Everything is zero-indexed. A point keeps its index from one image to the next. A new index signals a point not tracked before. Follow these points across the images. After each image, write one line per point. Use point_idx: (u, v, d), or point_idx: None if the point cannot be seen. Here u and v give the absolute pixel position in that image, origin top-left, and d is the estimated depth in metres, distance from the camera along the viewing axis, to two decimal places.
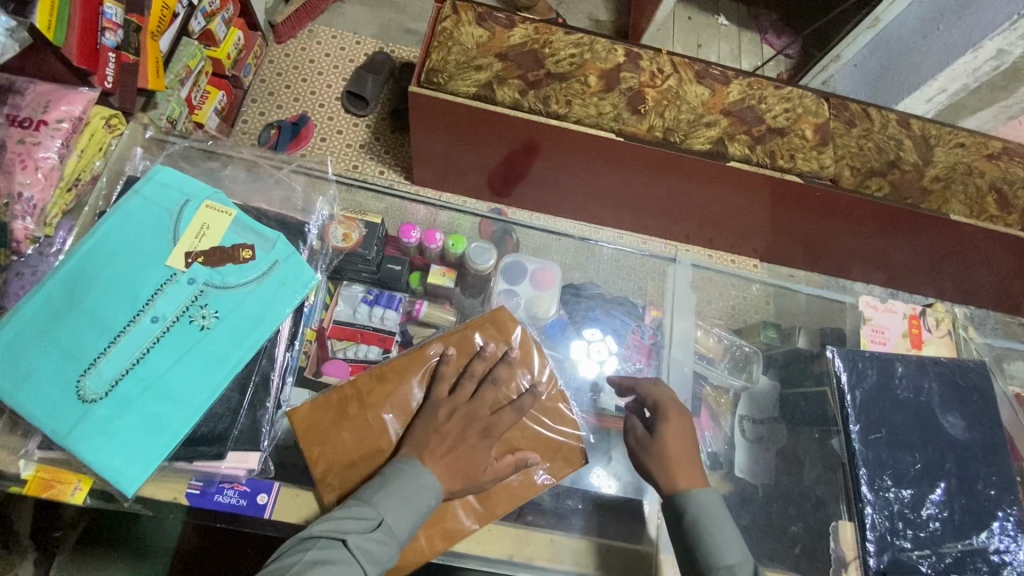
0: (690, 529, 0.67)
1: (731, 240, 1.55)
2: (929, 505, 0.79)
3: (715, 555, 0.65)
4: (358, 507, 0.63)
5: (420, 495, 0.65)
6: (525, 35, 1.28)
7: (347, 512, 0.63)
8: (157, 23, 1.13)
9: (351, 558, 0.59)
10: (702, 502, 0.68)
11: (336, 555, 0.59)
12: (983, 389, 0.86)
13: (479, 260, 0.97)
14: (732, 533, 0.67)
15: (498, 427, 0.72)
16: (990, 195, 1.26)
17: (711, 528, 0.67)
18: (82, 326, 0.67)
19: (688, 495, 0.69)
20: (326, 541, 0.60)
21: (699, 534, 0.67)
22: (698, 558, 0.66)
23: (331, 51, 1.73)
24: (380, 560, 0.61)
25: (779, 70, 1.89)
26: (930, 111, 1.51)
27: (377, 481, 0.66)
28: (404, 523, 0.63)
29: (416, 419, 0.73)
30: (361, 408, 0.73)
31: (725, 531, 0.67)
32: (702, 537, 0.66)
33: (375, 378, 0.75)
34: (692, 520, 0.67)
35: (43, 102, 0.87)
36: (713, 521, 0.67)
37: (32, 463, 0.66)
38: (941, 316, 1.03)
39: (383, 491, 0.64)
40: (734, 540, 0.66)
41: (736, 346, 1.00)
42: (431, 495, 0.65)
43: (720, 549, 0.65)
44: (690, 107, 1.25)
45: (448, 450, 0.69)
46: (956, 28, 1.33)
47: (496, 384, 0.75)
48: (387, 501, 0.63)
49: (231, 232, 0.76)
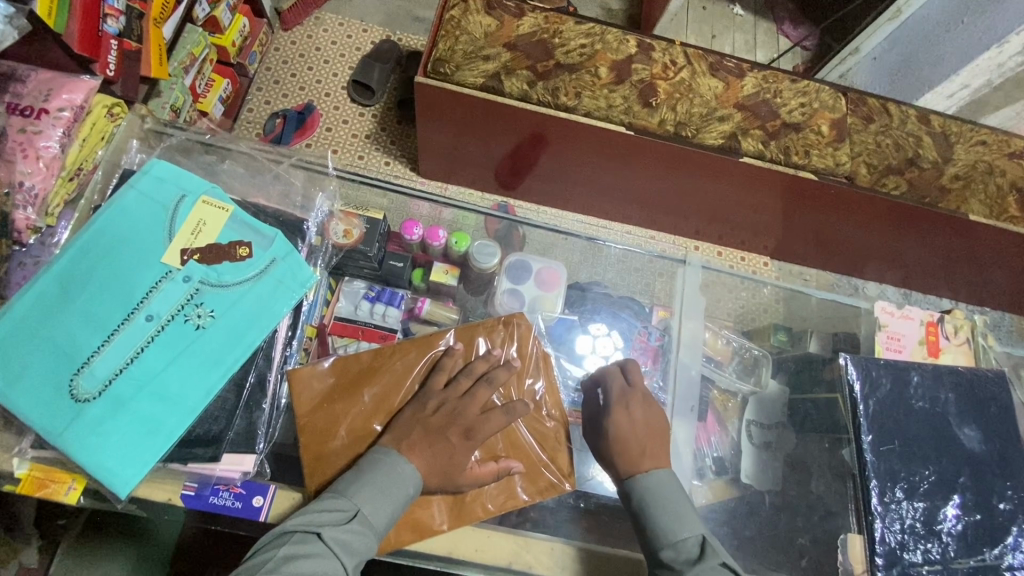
0: (639, 513, 0.69)
1: (742, 237, 1.52)
2: (942, 519, 0.77)
3: (663, 533, 0.67)
4: (332, 499, 0.63)
5: (397, 484, 0.64)
6: (535, 24, 1.25)
7: (324, 505, 0.62)
8: (160, 9, 1.12)
9: (325, 550, 0.59)
10: (646, 484, 0.70)
11: (311, 549, 0.58)
12: (1002, 400, 0.84)
13: (483, 259, 0.95)
14: (680, 510, 0.68)
15: (482, 426, 0.70)
16: (1012, 195, 1.22)
17: (659, 506, 0.69)
18: (76, 324, 0.66)
19: (633, 480, 0.71)
20: (301, 535, 0.59)
21: (646, 515, 0.69)
22: (650, 538, 0.67)
23: (337, 39, 1.70)
24: (358, 551, 0.61)
25: (795, 62, 1.85)
26: (951, 107, 1.47)
27: (352, 474, 0.65)
28: (382, 514, 0.63)
29: (400, 414, 0.71)
30: (358, 388, 0.73)
31: (671, 507, 0.68)
32: (652, 518, 0.68)
33: (372, 359, 0.75)
34: (639, 504, 0.70)
35: (44, 90, 0.85)
36: (660, 501, 0.69)
37: (25, 462, 0.64)
38: (960, 324, 1.00)
39: (358, 483, 0.64)
40: (682, 513, 0.68)
41: (745, 349, 0.97)
42: (410, 483, 0.65)
43: (667, 527, 0.67)
44: (703, 100, 1.22)
45: (428, 442, 0.68)
46: (981, 21, 1.29)
47: (491, 383, 0.73)
48: (363, 492, 0.63)
49: (228, 228, 0.74)
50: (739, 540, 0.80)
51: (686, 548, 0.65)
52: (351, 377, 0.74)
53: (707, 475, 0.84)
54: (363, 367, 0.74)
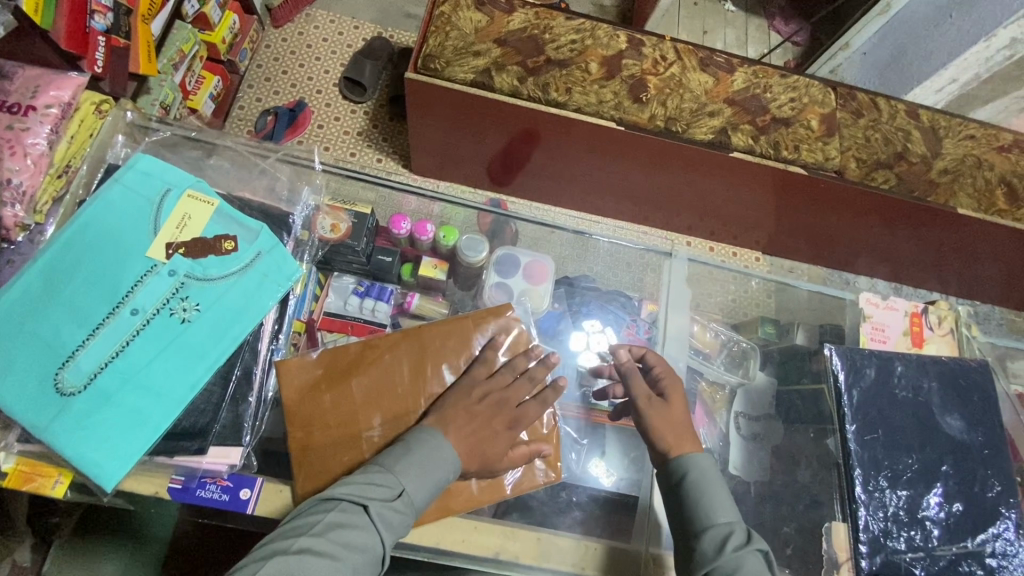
0: (691, 489, 0.67)
1: (734, 231, 1.52)
2: (926, 506, 0.78)
3: (712, 513, 0.65)
4: (380, 473, 0.62)
5: (438, 468, 0.64)
6: (525, 20, 1.25)
7: (371, 477, 0.62)
8: (148, 5, 1.11)
9: (369, 523, 0.59)
10: (701, 465, 0.69)
11: (356, 520, 0.59)
12: (985, 389, 0.85)
13: (471, 251, 0.95)
14: (729, 499, 0.67)
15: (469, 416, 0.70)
16: (999, 188, 1.23)
17: (710, 488, 0.67)
18: (62, 317, 0.66)
19: (690, 456, 0.70)
20: (349, 504, 0.60)
21: (698, 495, 0.67)
22: (691, 518, 0.65)
23: (329, 36, 1.70)
24: (397, 530, 0.61)
25: (786, 57, 1.86)
26: (940, 102, 1.48)
27: (400, 449, 0.65)
28: (423, 494, 0.63)
29: (392, 406, 0.72)
30: (349, 381, 0.73)
31: (719, 492, 0.67)
32: (701, 497, 0.66)
33: (359, 352, 0.75)
34: (694, 480, 0.68)
35: (32, 87, 0.85)
36: (712, 486, 0.67)
37: (12, 456, 0.65)
38: (944, 315, 1.01)
39: (406, 461, 0.63)
40: (725, 500, 0.66)
41: (733, 342, 0.98)
42: (451, 468, 0.65)
43: (711, 508, 0.65)
44: (693, 95, 1.22)
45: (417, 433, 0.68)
46: (970, 15, 1.29)
47: (478, 373, 0.74)
48: (409, 472, 0.63)
49: (214, 222, 0.74)
50: None
51: (735, 531, 0.64)
52: (339, 368, 0.73)
53: None
54: (351, 359, 0.74)
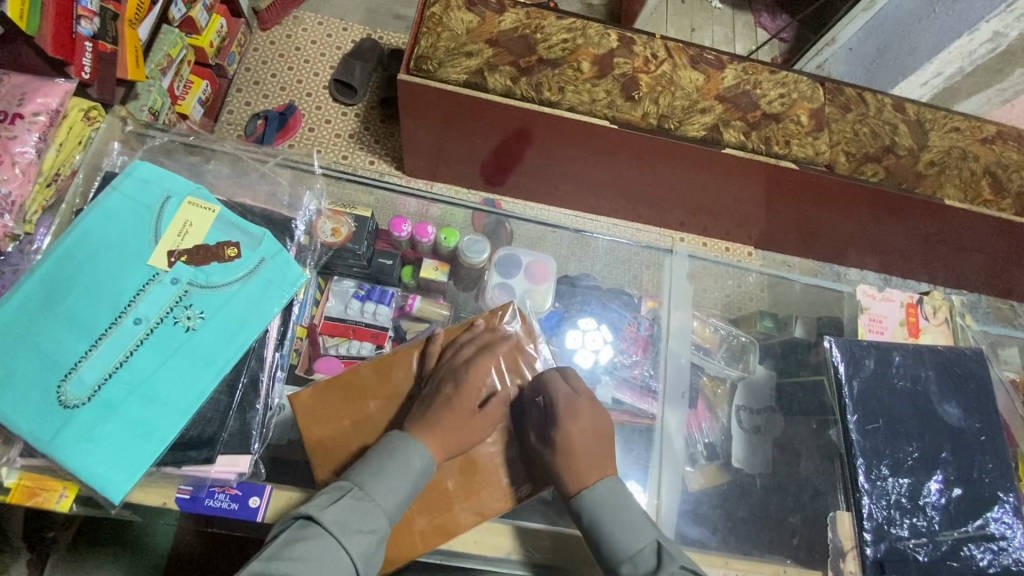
0: (590, 531, 0.65)
1: (727, 228, 1.54)
2: (928, 493, 0.79)
3: (618, 550, 0.63)
4: (334, 485, 0.62)
5: (398, 462, 0.63)
6: (516, 20, 1.25)
7: (324, 491, 0.62)
8: (135, 11, 1.10)
9: (323, 531, 0.58)
10: (592, 499, 0.66)
11: (309, 532, 0.58)
12: (980, 377, 0.86)
13: (473, 253, 0.94)
14: (631, 522, 0.65)
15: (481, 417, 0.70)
16: (985, 179, 1.25)
17: (607, 523, 0.65)
18: (63, 328, 0.65)
19: (580, 495, 0.66)
20: (302, 521, 0.59)
21: (599, 533, 0.65)
22: (606, 560, 0.64)
23: (317, 38, 1.69)
24: (359, 531, 0.59)
25: (773, 53, 1.88)
26: (925, 95, 1.50)
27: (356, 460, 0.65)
28: (383, 492, 0.61)
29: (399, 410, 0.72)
30: (357, 388, 0.73)
31: (619, 520, 0.65)
32: (602, 536, 0.64)
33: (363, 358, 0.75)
34: (590, 521, 0.65)
35: (17, 95, 0.81)
36: (610, 516, 0.65)
37: (15, 471, 0.64)
38: (939, 304, 1.02)
39: (359, 466, 0.63)
40: (627, 527, 0.64)
41: (733, 336, 0.99)
42: (411, 457, 0.64)
43: (617, 543, 0.64)
44: (685, 92, 1.23)
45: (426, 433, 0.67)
46: (952, 10, 1.31)
47: (487, 363, 0.74)
48: (362, 474, 0.62)
49: (215, 229, 0.74)
50: (732, 521, 0.82)
51: (643, 562, 0.62)
52: (342, 377, 0.73)
53: (698, 460, 0.85)
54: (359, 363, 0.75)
